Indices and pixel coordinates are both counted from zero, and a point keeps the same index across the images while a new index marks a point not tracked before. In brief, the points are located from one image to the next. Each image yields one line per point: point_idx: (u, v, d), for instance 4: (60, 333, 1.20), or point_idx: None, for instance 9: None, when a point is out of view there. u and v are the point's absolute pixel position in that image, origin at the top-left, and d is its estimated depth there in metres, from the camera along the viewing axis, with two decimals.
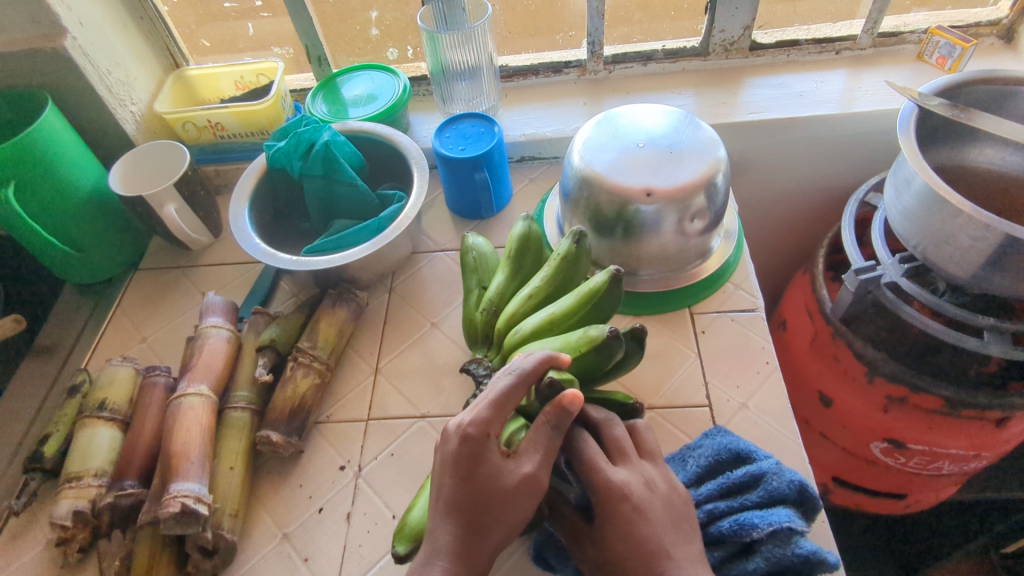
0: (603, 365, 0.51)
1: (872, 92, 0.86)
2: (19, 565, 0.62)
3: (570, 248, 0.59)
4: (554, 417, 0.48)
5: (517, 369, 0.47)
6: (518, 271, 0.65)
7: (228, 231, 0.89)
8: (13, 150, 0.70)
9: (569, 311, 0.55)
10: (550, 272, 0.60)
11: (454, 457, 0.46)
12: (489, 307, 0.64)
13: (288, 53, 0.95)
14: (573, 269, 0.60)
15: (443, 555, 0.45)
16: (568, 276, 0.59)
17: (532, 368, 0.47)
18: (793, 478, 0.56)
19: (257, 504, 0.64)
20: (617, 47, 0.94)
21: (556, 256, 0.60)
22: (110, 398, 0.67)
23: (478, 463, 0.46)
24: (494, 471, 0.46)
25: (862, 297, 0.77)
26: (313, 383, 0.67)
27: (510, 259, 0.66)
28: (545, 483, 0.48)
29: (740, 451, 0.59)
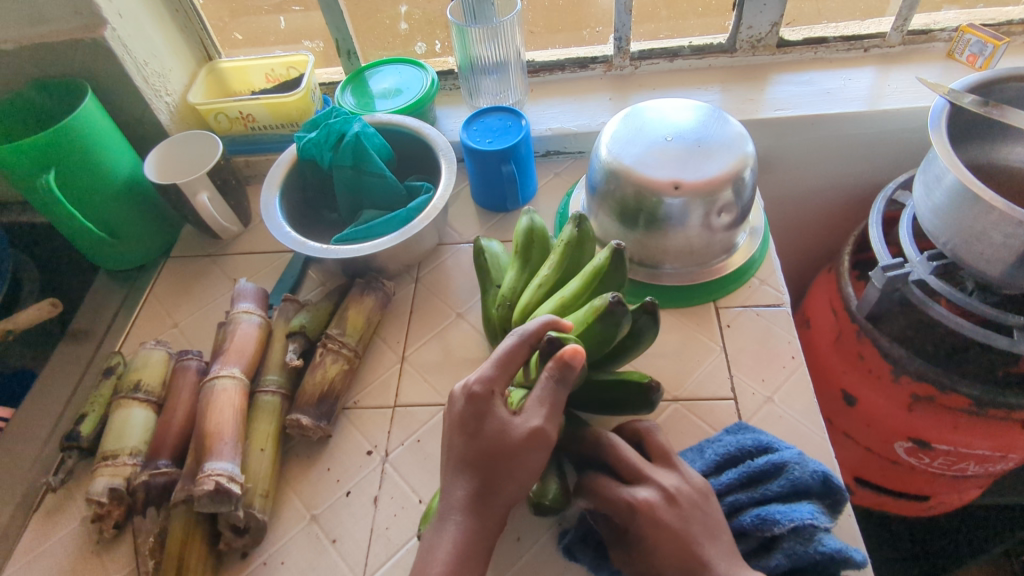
0: (613, 337, 0.52)
1: (901, 90, 0.86)
2: (56, 539, 0.64)
3: (573, 233, 0.61)
4: (557, 374, 0.49)
5: (521, 331, 0.51)
6: (527, 263, 0.65)
7: (257, 221, 0.91)
8: (54, 138, 0.72)
9: (579, 293, 0.56)
10: (558, 258, 0.61)
11: (462, 413, 0.51)
12: (503, 302, 0.64)
13: (318, 47, 0.96)
14: (580, 254, 0.61)
15: (458, 510, 0.50)
16: (573, 261, 0.60)
17: (532, 329, 0.51)
18: (814, 470, 0.56)
19: (286, 486, 0.65)
20: (643, 43, 0.95)
21: (561, 241, 0.61)
22: (144, 379, 0.69)
23: (485, 419, 0.50)
24: (500, 427, 0.50)
25: (889, 294, 0.77)
26: (342, 369, 0.69)
27: (518, 253, 0.65)
28: (553, 436, 0.50)
29: (761, 442, 0.60)
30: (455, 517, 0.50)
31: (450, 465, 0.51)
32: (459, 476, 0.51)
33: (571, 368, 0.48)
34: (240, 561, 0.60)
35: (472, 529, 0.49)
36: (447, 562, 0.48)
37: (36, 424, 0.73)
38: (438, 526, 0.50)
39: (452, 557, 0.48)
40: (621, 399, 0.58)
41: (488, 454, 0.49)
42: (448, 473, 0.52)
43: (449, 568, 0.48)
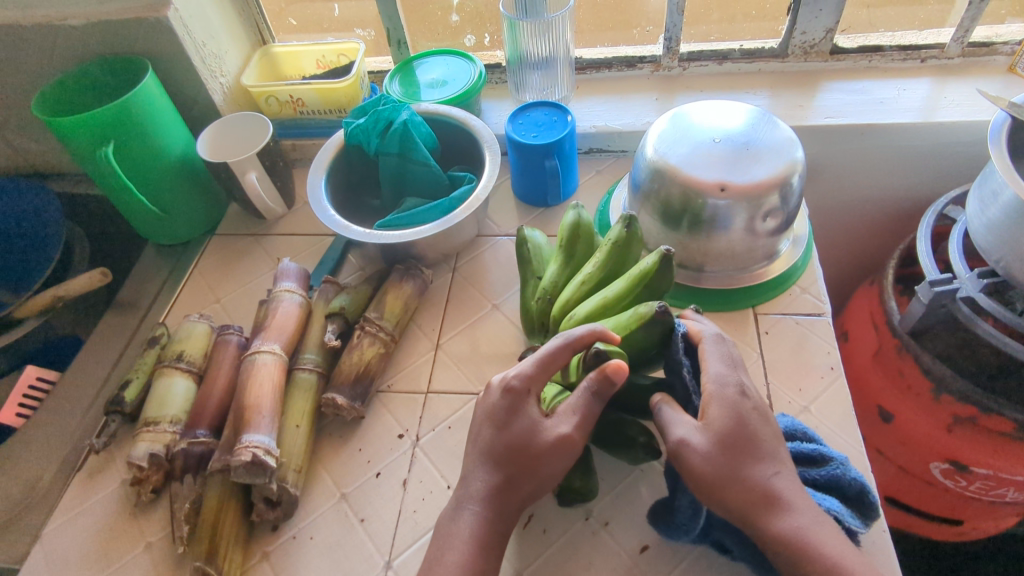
0: (654, 343, 0.52)
1: (958, 102, 0.84)
2: (97, 499, 0.66)
3: (621, 234, 0.60)
4: (598, 386, 0.49)
5: (568, 335, 0.52)
6: (571, 257, 0.65)
7: (300, 203, 0.93)
8: (116, 112, 0.74)
9: (622, 295, 0.55)
10: (602, 256, 0.60)
11: (495, 404, 0.52)
12: (543, 296, 0.64)
13: (369, 35, 0.97)
14: (626, 254, 0.60)
15: (476, 500, 0.51)
16: (619, 261, 0.60)
17: (580, 333, 0.51)
18: (863, 480, 0.56)
19: (318, 463, 0.66)
20: (694, 45, 0.94)
21: (608, 241, 0.60)
22: (187, 350, 0.71)
23: (516, 415, 0.51)
24: (531, 426, 0.50)
25: (935, 311, 0.75)
26: (378, 352, 0.70)
27: (563, 247, 0.65)
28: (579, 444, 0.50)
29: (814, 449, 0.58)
30: (472, 505, 0.51)
31: (474, 454, 0.52)
32: (481, 467, 0.52)
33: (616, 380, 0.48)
34: (271, 532, 0.62)
35: (487, 518, 0.50)
36: (465, 549, 0.49)
37: (81, 387, 0.75)
38: (454, 512, 0.51)
39: (470, 546, 0.49)
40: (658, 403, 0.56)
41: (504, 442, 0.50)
42: (470, 461, 0.52)
43: (464, 559, 0.48)
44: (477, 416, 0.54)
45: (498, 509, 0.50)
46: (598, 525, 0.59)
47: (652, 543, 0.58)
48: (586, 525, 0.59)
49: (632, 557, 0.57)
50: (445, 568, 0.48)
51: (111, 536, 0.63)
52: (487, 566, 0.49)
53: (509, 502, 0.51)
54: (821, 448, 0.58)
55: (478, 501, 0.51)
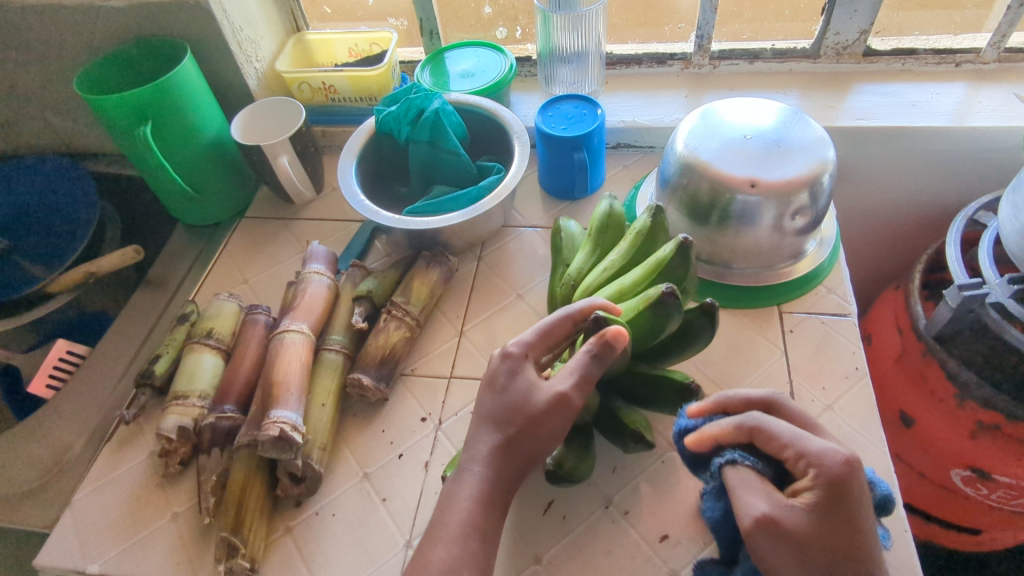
0: (661, 330, 0.51)
1: (993, 108, 0.83)
2: (126, 469, 0.67)
3: (647, 223, 0.60)
4: (597, 352, 0.49)
5: (570, 309, 0.54)
6: (599, 245, 0.65)
7: (329, 189, 0.94)
8: (153, 91, 0.75)
9: (640, 282, 0.55)
10: (628, 245, 0.60)
11: (494, 368, 0.53)
12: (568, 282, 0.65)
13: (402, 25, 0.98)
14: (651, 243, 0.60)
15: (478, 463, 0.51)
16: (642, 252, 0.60)
17: (579, 305, 0.53)
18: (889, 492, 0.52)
19: (342, 442, 0.67)
20: (725, 43, 0.94)
21: (635, 229, 0.60)
22: (216, 327, 0.72)
23: (515, 377, 0.52)
24: (529, 388, 0.51)
25: (963, 316, 0.75)
26: (404, 336, 0.70)
27: (593, 235, 0.66)
28: (578, 406, 0.50)
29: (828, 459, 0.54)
30: (473, 466, 0.51)
31: (477, 419, 0.53)
32: (487, 433, 0.52)
33: (612, 346, 0.48)
34: (294, 509, 0.63)
35: (503, 495, 0.50)
36: (474, 514, 0.50)
37: (110, 361, 0.77)
38: (457, 477, 0.52)
39: (471, 504, 0.50)
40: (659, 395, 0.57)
41: (526, 422, 0.50)
42: (475, 431, 0.53)
43: (465, 518, 0.49)
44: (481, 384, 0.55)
45: (501, 468, 0.51)
46: (617, 514, 0.60)
47: (671, 534, 0.58)
48: (604, 513, 0.60)
49: (650, 545, 0.57)
50: (448, 526, 0.49)
51: (138, 506, 0.64)
52: (487, 528, 0.50)
53: (512, 463, 0.51)
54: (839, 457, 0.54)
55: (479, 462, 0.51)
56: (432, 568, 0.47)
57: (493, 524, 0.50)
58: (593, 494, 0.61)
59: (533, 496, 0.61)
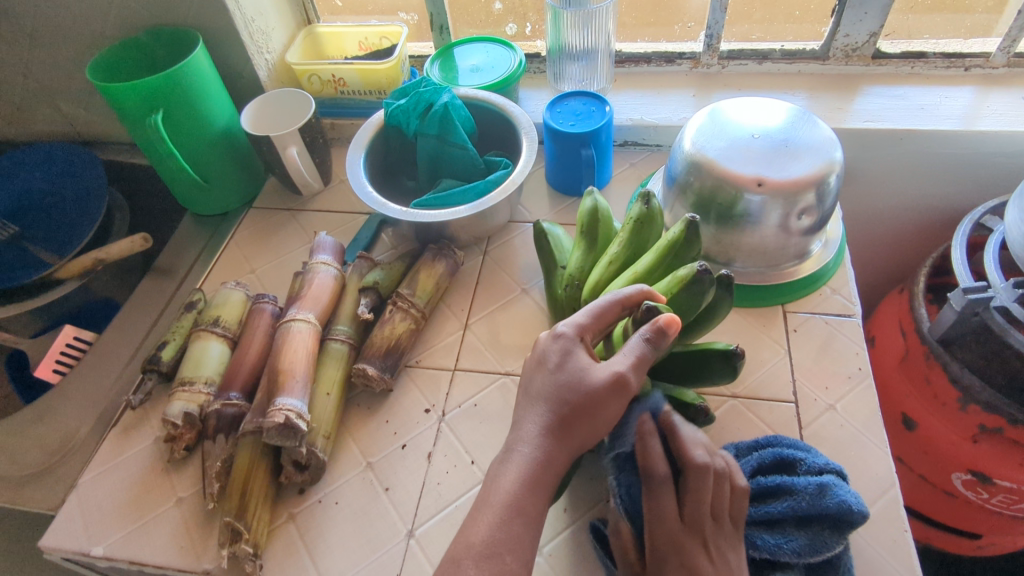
0: (696, 308, 0.50)
1: (1001, 113, 0.83)
2: (131, 453, 0.68)
3: (641, 211, 0.60)
4: (650, 341, 0.46)
5: (618, 295, 0.51)
6: (593, 242, 0.65)
7: (337, 181, 0.94)
8: (165, 79, 0.76)
9: (652, 267, 0.56)
10: (626, 236, 0.60)
11: (547, 350, 0.51)
12: (571, 282, 0.64)
13: (412, 19, 0.99)
14: (649, 229, 0.60)
15: None
16: (642, 238, 0.60)
17: (630, 293, 0.50)
18: (849, 499, 0.52)
19: (345, 432, 0.67)
20: (734, 43, 0.94)
21: (629, 219, 0.61)
22: (223, 315, 0.73)
23: (569, 356, 0.50)
24: (583, 367, 0.49)
25: (966, 319, 0.75)
26: (409, 328, 0.71)
27: (582, 233, 0.65)
28: (635, 389, 0.48)
29: (789, 457, 0.57)
30: (521, 447, 0.49)
31: (527, 398, 0.51)
32: None
33: (666, 336, 0.46)
34: (297, 495, 0.63)
35: None
36: None
37: (118, 347, 0.77)
38: None
39: (517, 486, 0.47)
40: (705, 365, 0.54)
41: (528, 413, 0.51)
42: None
43: (510, 499, 0.46)
44: (529, 364, 0.53)
45: (552, 447, 0.48)
46: None
47: None
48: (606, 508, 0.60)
49: None
50: (491, 507, 0.47)
51: (143, 490, 0.65)
52: None
53: (565, 443, 0.49)
54: (800, 457, 0.57)
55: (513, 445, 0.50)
56: (474, 551, 0.45)
57: (541, 507, 0.47)
58: (595, 487, 0.62)
59: None
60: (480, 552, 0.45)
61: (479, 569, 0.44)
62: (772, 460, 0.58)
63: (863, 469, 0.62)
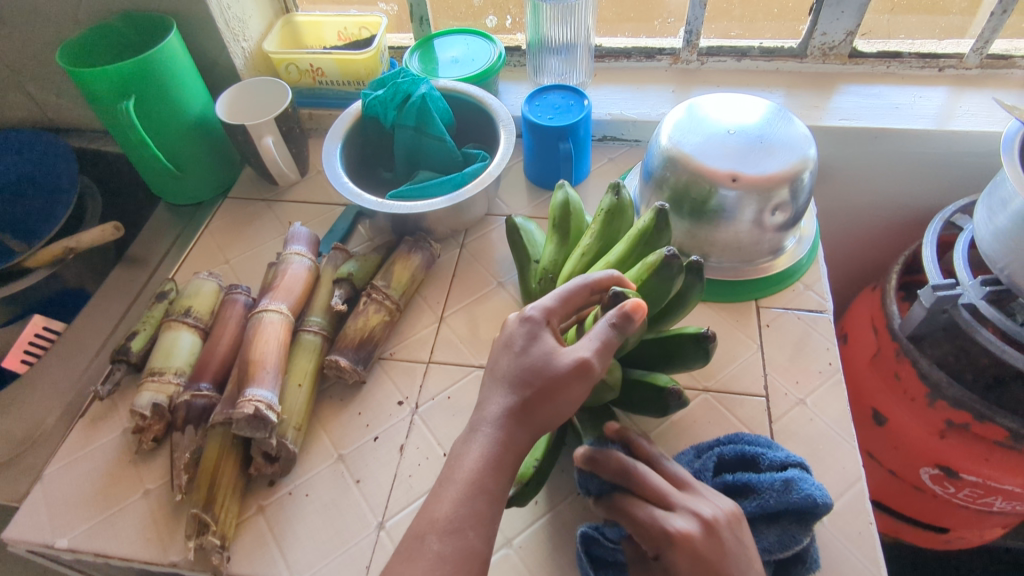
0: (666, 295, 0.50)
1: (973, 113, 0.84)
2: (98, 445, 0.67)
3: (612, 202, 0.60)
4: (614, 325, 0.46)
5: (586, 279, 0.51)
6: (565, 235, 0.65)
7: (314, 171, 0.93)
8: (138, 66, 0.75)
9: (624, 255, 0.56)
10: (598, 228, 0.60)
11: (513, 332, 0.51)
12: (544, 275, 0.64)
13: (392, 10, 0.98)
14: (621, 219, 0.61)
15: None
16: (615, 229, 0.61)
17: (601, 277, 0.51)
18: (814, 492, 0.53)
19: (317, 424, 0.67)
20: (713, 40, 0.94)
21: (601, 209, 0.61)
22: (195, 306, 0.72)
23: (534, 340, 0.50)
24: (547, 352, 0.49)
25: (936, 316, 0.76)
26: (383, 320, 0.71)
27: (554, 225, 0.65)
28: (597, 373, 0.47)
29: (749, 454, 0.58)
30: (487, 428, 0.48)
31: (492, 380, 0.51)
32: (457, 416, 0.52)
33: (634, 321, 0.45)
34: (267, 487, 0.63)
35: None
36: None
37: (87, 337, 0.76)
38: None
39: (480, 464, 0.47)
40: (677, 352, 0.54)
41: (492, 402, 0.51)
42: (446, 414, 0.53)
43: (465, 481, 0.47)
44: (496, 345, 0.53)
45: (515, 434, 0.48)
46: (589, 501, 0.60)
47: None
48: (577, 500, 0.61)
49: None
50: (455, 484, 0.47)
51: (111, 481, 0.64)
52: None
53: (528, 433, 0.49)
54: (760, 453, 0.57)
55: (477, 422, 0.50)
56: (437, 526, 0.45)
57: (499, 494, 0.48)
58: (567, 479, 0.62)
59: None
60: (444, 527, 0.45)
61: (444, 544, 0.45)
62: (731, 457, 0.58)
63: (830, 463, 0.62)
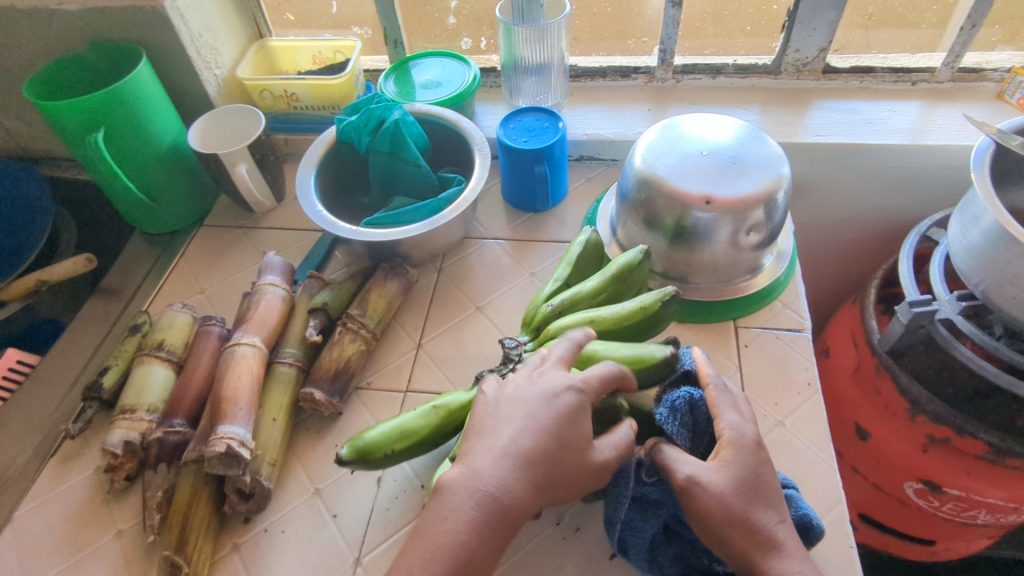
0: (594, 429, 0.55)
1: (946, 126, 0.84)
2: (69, 484, 0.66)
3: (655, 306, 0.58)
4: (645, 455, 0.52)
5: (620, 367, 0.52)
6: (606, 294, 0.63)
7: (291, 197, 0.93)
8: (108, 99, 0.74)
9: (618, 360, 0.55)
10: (627, 314, 0.58)
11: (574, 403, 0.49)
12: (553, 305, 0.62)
13: (366, 33, 0.98)
14: (646, 322, 0.59)
15: None
16: (635, 327, 0.58)
17: (632, 376, 0.52)
18: (810, 512, 0.54)
19: (293, 458, 0.66)
20: (688, 58, 0.95)
21: (643, 304, 0.58)
22: (168, 339, 0.71)
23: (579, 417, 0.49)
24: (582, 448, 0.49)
25: (914, 331, 0.75)
26: (359, 349, 0.70)
27: (608, 282, 0.63)
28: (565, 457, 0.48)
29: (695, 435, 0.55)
30: None
31: None
32: None
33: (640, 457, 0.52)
34: (242, 525, 0.62)
35: None
36: None
37: (59, 373, 0.75)
38: None
39: (452, 504, 0.46)
40: None
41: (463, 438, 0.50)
42: None
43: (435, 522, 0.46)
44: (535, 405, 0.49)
45: (484, 471, 0.47)
46: (568, 531, 0.60)
47: None
48: (556, 530, 0.60)
49: (599, 561, 0.58)
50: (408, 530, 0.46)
51: (81, 523, 0.63)
52: None
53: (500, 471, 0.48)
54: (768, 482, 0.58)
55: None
56: None
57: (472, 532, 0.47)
58: (545, 509, 0.61)
59: None
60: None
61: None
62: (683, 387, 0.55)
63: (811, 484, 0.62)
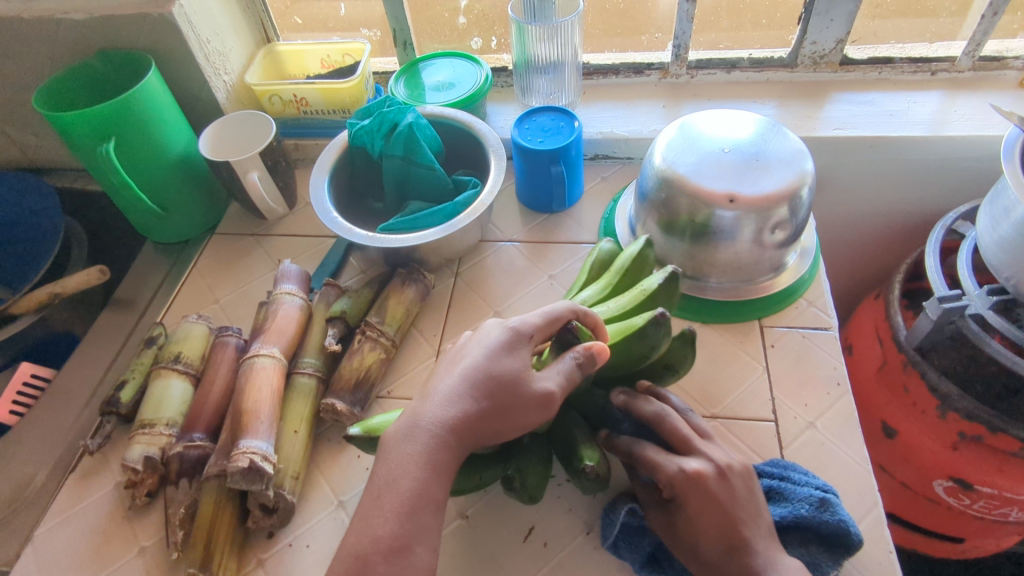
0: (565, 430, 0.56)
1: (967, 117, 0.83)
2: (89, 502, 0.65)
3: (655, 286, 0.56)
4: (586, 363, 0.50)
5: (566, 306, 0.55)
6: (616, 290, 0.62)
7: (303, 203, 0.92)
8: (117, 107, 0.73)
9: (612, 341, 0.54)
10: (630, 301, 0.57)
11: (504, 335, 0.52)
12: None
13: (375, 36, 0.96)
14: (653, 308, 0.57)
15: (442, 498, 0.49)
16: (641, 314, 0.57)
17: (591, 313, 0.54)
18: (845, 517, 0.53)
19: (316, 470, 0.65)
20: (702, 52, 0.93)
21: (642, 288, 0.57)
22: (184, 351, 0.70)
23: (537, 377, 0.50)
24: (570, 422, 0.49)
25: (942, 327, 0.74)
26: (379, 358, 0.69)
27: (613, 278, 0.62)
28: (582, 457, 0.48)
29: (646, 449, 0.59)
30: None
31: (481, 430, 0.49)
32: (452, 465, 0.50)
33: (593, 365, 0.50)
34: (266, 540, 0.61)
35: None
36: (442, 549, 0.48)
37: (73, 388, 0.74)
38: None
39: None
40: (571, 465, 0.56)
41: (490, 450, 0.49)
42: None
43: None
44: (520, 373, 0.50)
45: None
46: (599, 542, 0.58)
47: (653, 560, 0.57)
48: (586, 540, 0.59)
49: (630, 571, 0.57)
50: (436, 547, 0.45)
51: (104, 541, 0.62)
52: None
53: None
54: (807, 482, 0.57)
55: (457, 439, 0.49)
56: None
57: None
58: (574, 520, 0.60)
59: (513, 524, 0.60)
60: (390, 544, 0.45)
61: (390, 563, 0.45)
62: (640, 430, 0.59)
63: (846, 487, 0.60)
